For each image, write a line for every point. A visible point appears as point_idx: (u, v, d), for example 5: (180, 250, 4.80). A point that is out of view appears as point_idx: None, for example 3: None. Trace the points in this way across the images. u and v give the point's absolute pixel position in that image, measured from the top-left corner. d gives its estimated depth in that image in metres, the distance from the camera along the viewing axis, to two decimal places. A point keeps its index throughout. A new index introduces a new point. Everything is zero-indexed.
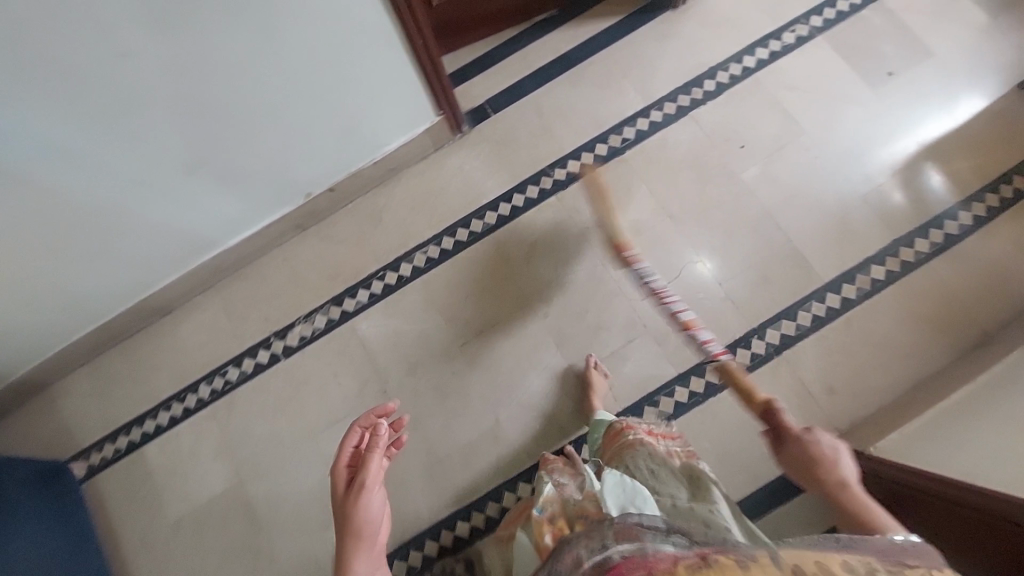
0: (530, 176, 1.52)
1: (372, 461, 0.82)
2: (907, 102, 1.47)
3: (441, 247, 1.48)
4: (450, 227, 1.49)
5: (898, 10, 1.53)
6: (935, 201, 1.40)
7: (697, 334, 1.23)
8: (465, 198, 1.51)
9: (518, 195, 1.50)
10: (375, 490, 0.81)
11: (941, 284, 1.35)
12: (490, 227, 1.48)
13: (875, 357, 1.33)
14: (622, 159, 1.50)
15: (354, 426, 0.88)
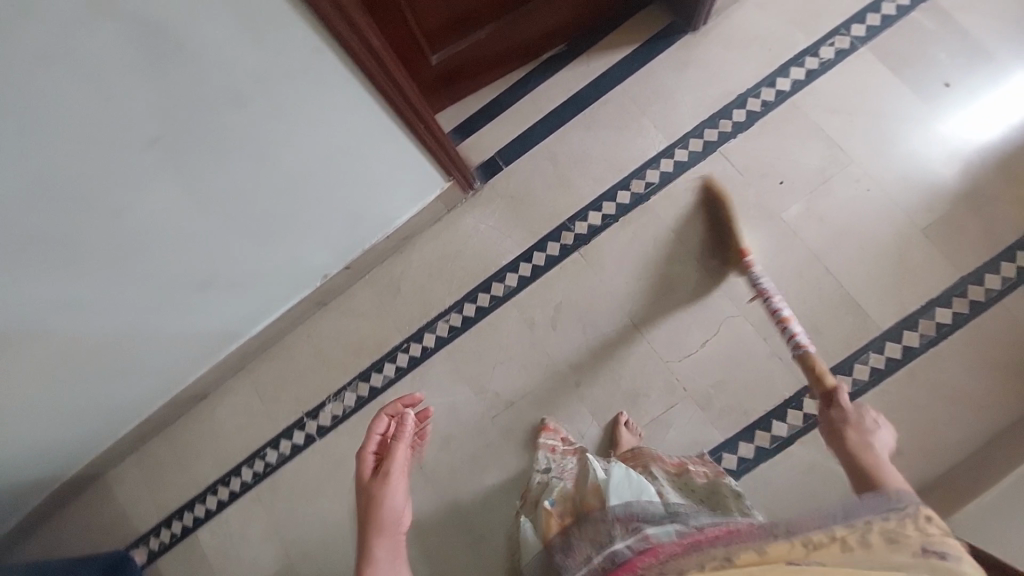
0: (550, 232, 1.44)
1: (394, 451, 0.88)
2: (970, 114, 1.30)
3: (463, 314, 1.43)
4: (471, 292, 1.44)
5: (955, 6, 1.34)
6: (1010, 227, 1.23)
7: (793, 327, 1.17)
8: (484, 260, 1.45)
9: (539, 254, 1.43)
10: (397, 479, 0.86)
11: (1018, 324, 1.20)
12: (512, 290, 1.42)
13: (947, 411, 1.19)
14: (648, 205, 1.40)
15: (381, 416, 0.95)
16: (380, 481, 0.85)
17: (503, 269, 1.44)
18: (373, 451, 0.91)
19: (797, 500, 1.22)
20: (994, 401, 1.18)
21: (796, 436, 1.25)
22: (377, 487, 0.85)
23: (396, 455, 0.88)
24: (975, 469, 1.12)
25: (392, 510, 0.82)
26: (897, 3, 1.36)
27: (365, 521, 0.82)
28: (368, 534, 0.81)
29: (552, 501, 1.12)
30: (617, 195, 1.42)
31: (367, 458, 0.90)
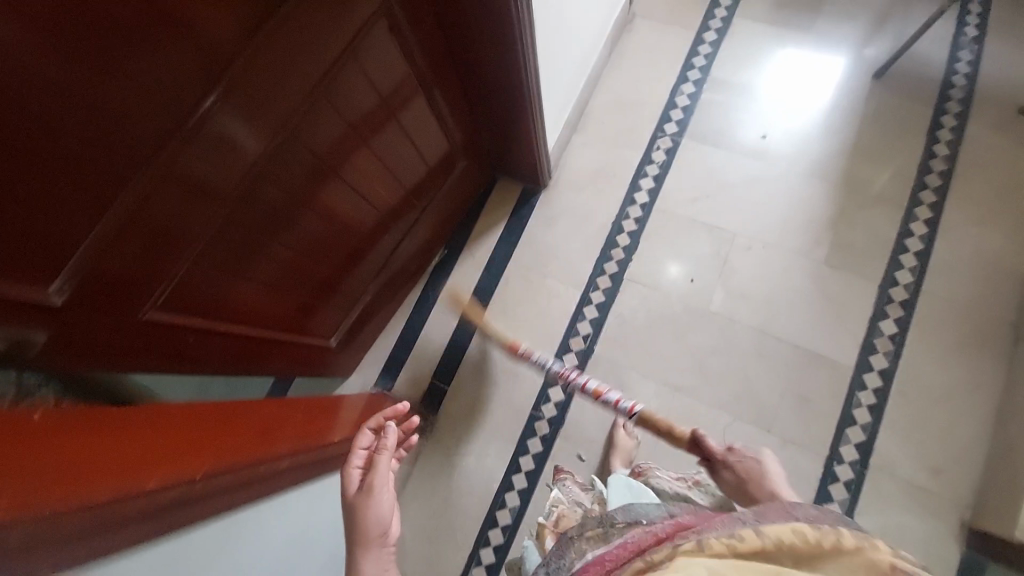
0: (524, 430, 1.37)
1: (382, 463, 0.78)
2: (799, 148, 1.43)
3: (486, 562, 1.29)
4: (481, 533, 1.31)
5: (730, 73, 1.51)
6: (887, 224, 1.34)
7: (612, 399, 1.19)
8: (476, 493, 1.34)
9: (523, 457, 1.35)
10: (386, 493, 0.77)
11: (947, 303, 1.28)
12: (520, 508, 1.32)
13: (948, 407, 1.22)
14: (595, 355, 1.39)
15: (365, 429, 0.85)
16: (370, 489, 0.75)
17: (500, 493, 1.34)
18: (359, 450, 0.81)
19: None
20: (975, 377, 1.23)
21: (852, 508, 1.20)
22: (368, 494, 0.75)
23: (382, 466, 0.78)
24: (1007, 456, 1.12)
25: (385, 519, 0.74)
26: (687, 92, 1.52)
27: (351, 515, 0.74)
28: (358, 535, 0.73)
29: (554, 514, 1.01)
30: (563, 362, 1.40)
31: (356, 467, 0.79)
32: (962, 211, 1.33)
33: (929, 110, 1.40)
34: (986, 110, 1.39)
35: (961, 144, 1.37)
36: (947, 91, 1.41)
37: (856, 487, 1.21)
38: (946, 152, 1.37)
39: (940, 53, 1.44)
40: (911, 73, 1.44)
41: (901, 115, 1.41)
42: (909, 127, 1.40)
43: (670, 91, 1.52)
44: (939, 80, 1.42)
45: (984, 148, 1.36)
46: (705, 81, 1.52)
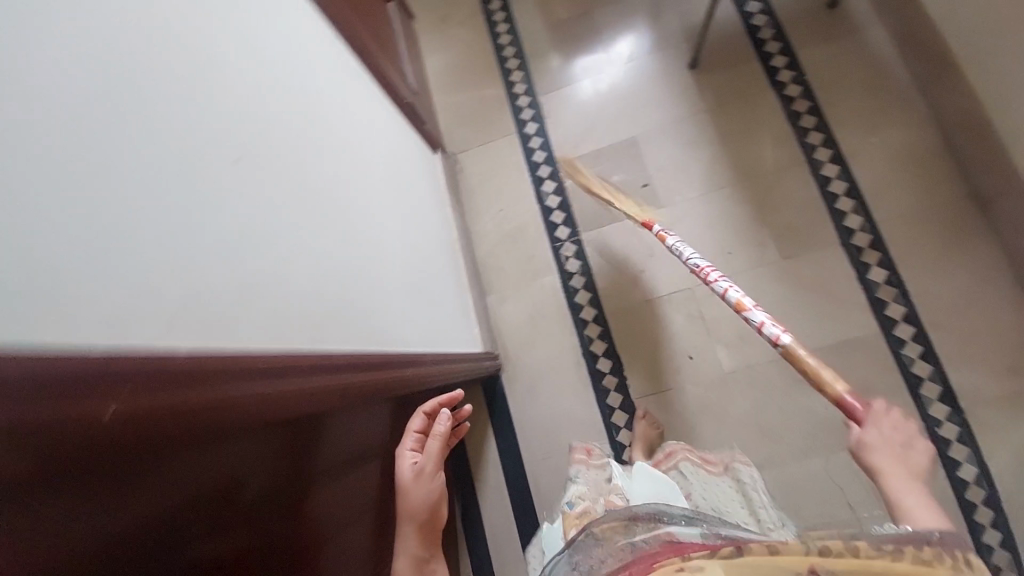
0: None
1: (432, 447, 0.90)
2: (682, 171, 1.36)
3: None
4: None
5: (573, 149, 1.45)
6: (804, 184, 1.29)
7: (750, 314, 0.95)
8: None
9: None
10: (440, 474, 0.90)
11: (904, 217, 1.23)
12: None
13: (981, 308, 1.17)
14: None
15: (419, 415, 0.93)
16: (424, 475, 0.88)
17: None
18: (414, 437, 0.93)
19: None
20: (985, 264, 1.18)
21: (982, 458, 1.12)
22: (422, 483, 0.87)
23: (438, 450, 0.90)
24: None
25: (434, 504, 0.86)
26: (551, 190, 1.45)
27: (410, 513, 0.85)
28: (416, 535, 0.85)
29: (578, 501, 0.96)
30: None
31: (410, 451, 0.91)
32: (855, 128, 1.29)
33: (757, 62, 1.37)
34: (800, 29, 1.37)
35: (806, 73, 1.34)
36: (757, 37, 1.39)
37: (969, 435, 1.14)
38: (799, 87, 1.34)
39: (727, 7, 1.43)
40: (718, 41, 1.41)
41: (738, 82, 1.37)
42: (754, 87, 1.36)
43: (537, 197, 1.45)
44: (744, 32, 1.40)
45: (825, 61, 1.34)
46: (559, 171, 1.45)
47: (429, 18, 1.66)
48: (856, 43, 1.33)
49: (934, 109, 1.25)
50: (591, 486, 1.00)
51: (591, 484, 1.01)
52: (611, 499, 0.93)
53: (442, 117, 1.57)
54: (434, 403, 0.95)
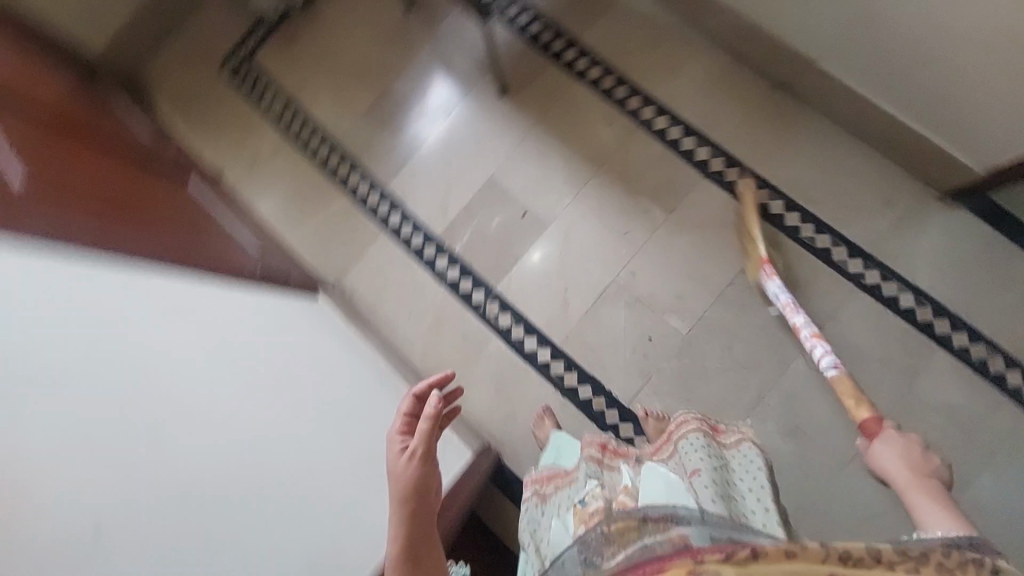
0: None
1: (424, 431, 0.80)
2: (547, 186, 1.39)
3: None
4: None
5: (443, 218, 1.43)
6: (648, 145, 1.36)
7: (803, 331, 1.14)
8: None
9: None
10: (433, 462, 0.80)
11: (738, 126, 1.33)
12: None
13: (839, 164, 1.27)
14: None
15: (408, 398, 0.84)
16: (417, 460, 0.79)
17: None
18: (404, 420, 0.84)
19: (983, 277, 1.18)
20: (821, 131, 1.28)
21: (909, 282, 1.20)
22: (419, 466, 0.78)
23: (431, 433, 0.80)
24: (908, 137, 1.17)
25: (425, 493, 0.77)
26: (446, 265, 1.41)
27: (405, 491, 0.77)
28: (410, 513, 0.76)
29: (591, 500, 0.87)
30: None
31: (399, 437, 0.82)
32: (660, 79, 1.38)
33: (553, 64, 1.44)
34: (571, 19, 1.45)
35: (597, 54, 1.42)
36: (539, 42, 1.45)
37: (887, 269, 1.21)
38: (598, 69, 1.42)
39: (501, 29, 1.47)
40: (509, 61, 1.46)
41: (548, 88, 1.43)
42: (562, 86, 1.43)
43: (438, 278, 1.41)
44: (525, 43, 1.46)
45: (607, 35, 1.43)
46: (443, 244, 1.42)
47: (239, 169, 1.57)
48: (621, 9, 1.43)
49: (710, 32, 1.36)
50: (606, 487, 0.91)
51: (601, 480, 0.92)
52: (621, 501, 0.86)
53: (306, 254, 1.48)
54: (425, 383, 0.86)
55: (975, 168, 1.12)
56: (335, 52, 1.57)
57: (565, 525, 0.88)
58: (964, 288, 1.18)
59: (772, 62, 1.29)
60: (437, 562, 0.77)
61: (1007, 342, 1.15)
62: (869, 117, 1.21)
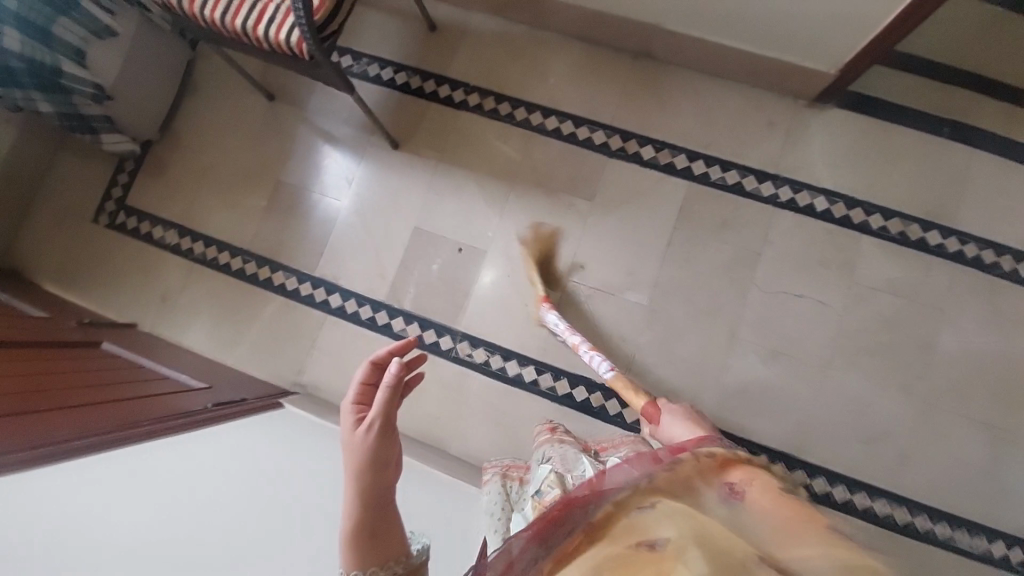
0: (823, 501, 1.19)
1: (388, 401, 0.63)
2: (470, 217, 1.40)
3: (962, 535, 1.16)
4: (933, 540, 1.17)
5: (382, 283, 1.40)
6: (547, 145, 1.40)
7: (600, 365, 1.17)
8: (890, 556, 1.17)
9: (853, 500, 1.19)
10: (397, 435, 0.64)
11: (620, 102, 1.39)
12: (897, 498, 1.19)
13: (718, 106, 1.36)
14: (721, 427, 1.24)
15: (366, 365, 0.66)
16: (374, 434, 0.61)
17: (896, 524, 1.18)
18: (361, 389, 0.66)
19: (872, 160, 1.30)
20: (693, 82, 1.37)
21: (817, 187, 1.30)
22: (379, 441, 0.61)
23: (393, 402, 0.63)
24: (764, 64, 1.28)
25: (385, 472, 0.61)
26: (402, 326, 1.37)
27: (359, 470, 0.61)
28: (366, 492, 0.60)
29: (547, 490, 0.88)
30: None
31: (353, 410, 0.64)
32: (536, 84, 1.43)
33: (433, 103, 1.45)
34: (433, 57, 1.47)
35: (470, 81, 1.45)
36: (410, 86, 1.46)
37: (794, 182, 1.30)
38: (476, 93, 1.45)
39: (369, 86, 1.47)
40: (388, 113, 1.46)
41: (435, 126, 1.45)
42: (448, 119, 1.44)
43: (399, 338, 1.37)
44: (397, 91, 1.46)
45: (472, 61, 1.46)
46: (390, 308, 1.39)
47: (156, 311, 1.46)
48: (475, 32, 1.46)
49: (562, 28, 1.42)
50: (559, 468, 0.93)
51: (560, 469, 0.93)
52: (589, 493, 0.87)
53: (258, 368, 1.40)
54: (388, 347, 0.67)
55: (828, 72, 1.23)
56: (214, 163, 1.51)
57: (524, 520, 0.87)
58: (862, 175, 1.29)
59: (627, 37, 1.36)
60: (399, 546, 0.61)
61: (913, 208, 1.27)
62: (727, 58, 1.30)
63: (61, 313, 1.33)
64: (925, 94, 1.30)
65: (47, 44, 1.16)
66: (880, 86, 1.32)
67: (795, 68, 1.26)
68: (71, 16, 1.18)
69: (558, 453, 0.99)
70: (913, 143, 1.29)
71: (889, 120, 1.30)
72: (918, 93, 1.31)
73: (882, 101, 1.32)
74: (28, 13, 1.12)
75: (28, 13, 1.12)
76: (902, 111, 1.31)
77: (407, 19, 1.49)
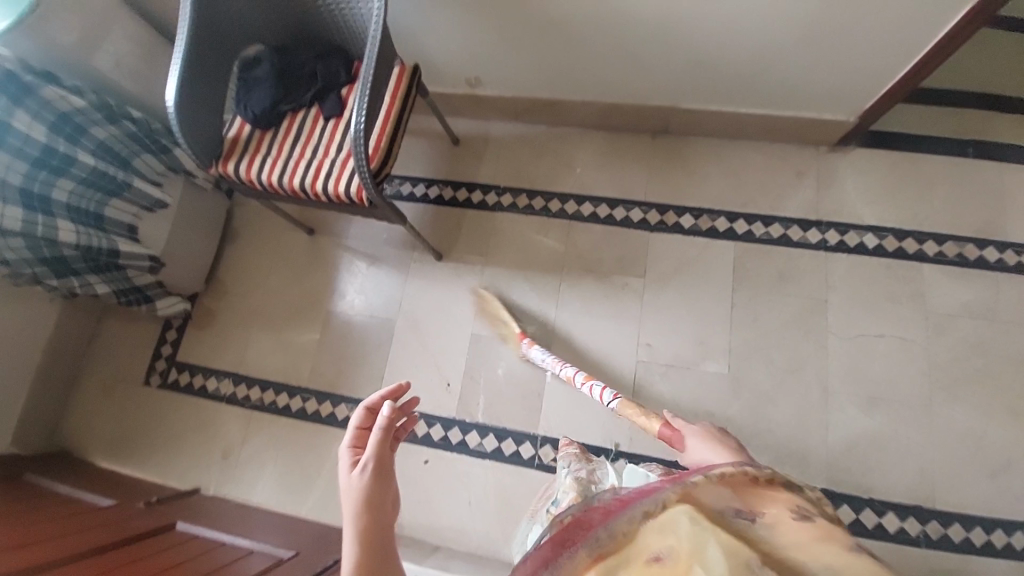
0: (970, 553, 1.11)
1: (382, 445, 0.66)
2: (523, 313, 1.39)
3: None
4: None
5: (448, 396, 1.36)
6: (586, 230, 1.43)
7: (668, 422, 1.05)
8: None
9: (1002, 546, 1.11)
10: (390, 476, 0.66)
11: (648, 179, 1.44)
12: None
13: (744, 165, 1.41)
14: (840, 490, 1.17)
15: (360, 411, 0.69)
16: (369, 477, 0.64)
17: None
18: (356, 435, 0.69)
19: (908, 191, 1.33)
20: (715, 148, 1.44)
21: (862, 225, 1.32)
22: (376, 483, 0.64)
23: (385, 445, 0.66)
24: (782, 122, 1.35)
25: (379, 508, 0.63)
26: (478, 439, 1.32)
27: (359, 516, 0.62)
28: (367, 536, 0.61)
29: (565, 495, 0.90)
30: (856, 519, 1.15)
31: (349, 454, 0.67)
32: (562, 176, 1.48)
33: (468, 211, 1.49)
34: (460, 168, 1.53)
35: (498, 184, 1.51)
36: (443, 198, 1.51)
37: (838, 224, 1.33)
38: (507, 194, 1.49)
39: (404, 205, 1.52)
40: (427, 227, 1.49)
41: (473, 231, 1.48)
42: (484, 223, 1.48)
43: (478, 453, 1.30)
44: (432, 205, 1.51)
45: (498, 165, 1.52)
46: (461, 422, 1.34)
47: (218, 468, 1.40)
48: (496, 139, 1.54)
49: (578, 122, 1.50)
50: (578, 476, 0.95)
51: (582, 474, 0.95)
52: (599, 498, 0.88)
53: (336, 511, 1.32)
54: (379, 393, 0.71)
55: (845, 121, 1.30)
56: (261, 304, 1.51)
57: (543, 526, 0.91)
58: (903, 206, 1.32)
59: (643, 120, 1.44)
60: None
61: (961, 228, 1.29)
62: (744, 123, 1.38)
63: (127, 493, 1.26)
64: (937, 123, 1.37)
65: (99, 227, 1.20)
66: (893, 122, 1.38)
67: (812, 123, 1.33)
68: (123, 196, 1.23)
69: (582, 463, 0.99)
70: (941, 168, 1.33)
71: (911, 151, 1.36)
72: (933, 123, 1.37)
73: (902, 135, 1.37)
74: (79, 201, 1.16)
75: (80, 203, 1.16)
76: (922, 141, 1.36)
77: (430, 139, 1.57)
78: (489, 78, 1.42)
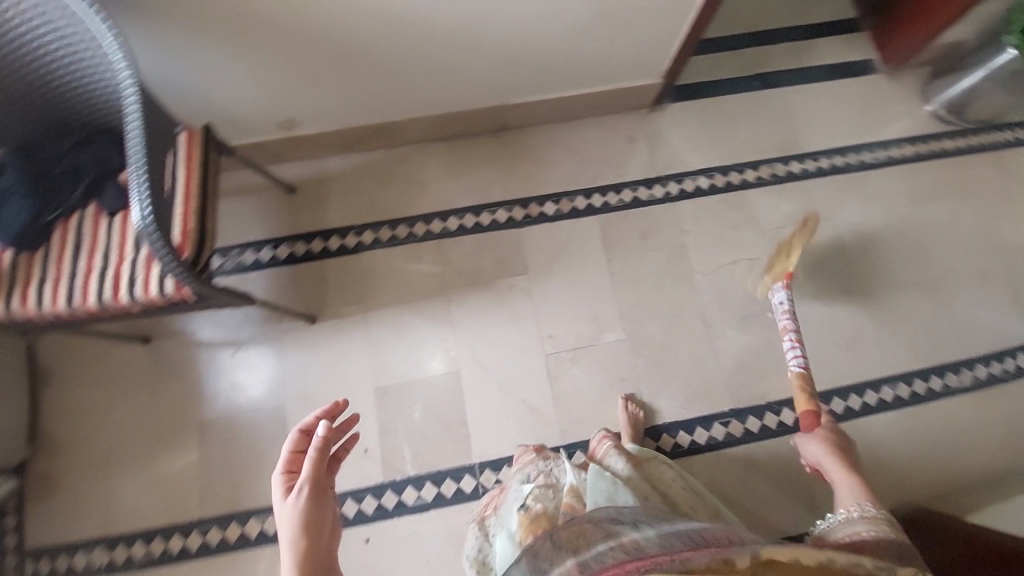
0: (849, 417, 1.31)
1: (317, 468, 0.66)
2: (423, 348, 1.32)
3: (947, 376, 1.34)
4: (936, 395, 1.33)
5: (372, 461, 1.26)
6: (459, 244, 1.39)
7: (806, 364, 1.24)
8: (919, 426, 1.31)
9: (869, 402, 1.33)
10: (327, 494, 0.67)
11: (502, 178, 1.44)
12: (894, 378, 1.34)
13: (583, 142, 1.47)
14: (745, 406, 1.31)
15: (295, 434, 0.70)
16: (304, 500, 0.65)
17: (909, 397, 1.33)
18: (291, 458, 0.70)
19: (720, 130, 1.49)
20: (553, 133, 1.47)
21: (694, 170, 1.46)
22: (313, 505, 0.65)
23: (319, 468, 0.66)
24: (603, 96, 1.42)
25: (315, 528, 0.64)
26: (416, 493, 1.24)
27: (299, 539, 0.63)
28: (307, 555, 0.62)
29: (532, 502, 0.93)
30: (763, 425, 1.29)
31: (282, 479, 0.68)
32: (418, 197, 1.42)
33: (329, 261, 1.36)
34: (305, 217, 1.39)
35: (354, 223, 1.40)
36: (297, 255, 1.36)
37: (675, 174, 1.45)
38: (366, 231, 1.39)
39: (255, 275, 1.35)
40: (289, 291, 1.34)
41: (342, 281, 1.36)
42: (351, 268, 1.37)
43: (421, 507, 1.23)
44: (286, 266, 1.35)
45: (346, 203, 1.41)
46: (393, 483, 1.25)
47: None
48: (335, 176, 1.42)
49: (416, 139, 1.44)
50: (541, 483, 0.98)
51: (542, 480, 0.99)
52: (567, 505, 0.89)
53: None
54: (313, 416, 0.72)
55: (653, 83, 1.41)
56: (112, 443, 1.25)
57: (509, 537, 0.92)
58: (720, 144, 1.48)
59: (479, 122, 1.42)
60: None
61: (768, 151, 1.48)
62: (571, 104, 1.43)
63: None
64: (725, 65, 1.55)
65: None
66: (691, 74, 1.53)
67: (627, 91, 1.42)
68: None
69: (540, 470, 1.03)
70: (739, 104, 1.51)
71: (713, 95, 1.52)
72: (722, 66, 1.55)
73: (702, 82, 1.53)
74: None
75: None
76: (719, 84, 1.53)
77: (261, 195, 1.40)
78: (304, 117, 1.29)
